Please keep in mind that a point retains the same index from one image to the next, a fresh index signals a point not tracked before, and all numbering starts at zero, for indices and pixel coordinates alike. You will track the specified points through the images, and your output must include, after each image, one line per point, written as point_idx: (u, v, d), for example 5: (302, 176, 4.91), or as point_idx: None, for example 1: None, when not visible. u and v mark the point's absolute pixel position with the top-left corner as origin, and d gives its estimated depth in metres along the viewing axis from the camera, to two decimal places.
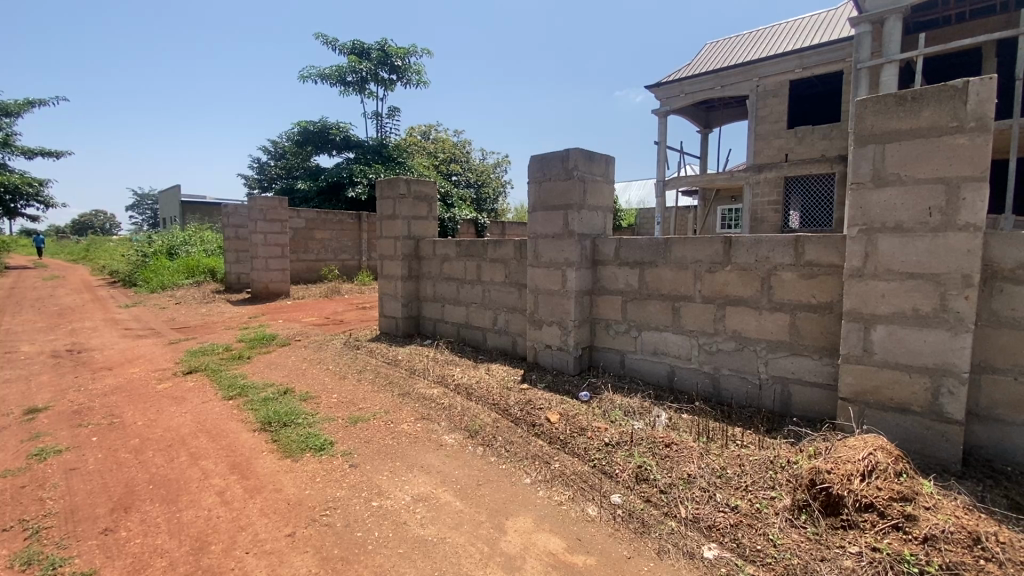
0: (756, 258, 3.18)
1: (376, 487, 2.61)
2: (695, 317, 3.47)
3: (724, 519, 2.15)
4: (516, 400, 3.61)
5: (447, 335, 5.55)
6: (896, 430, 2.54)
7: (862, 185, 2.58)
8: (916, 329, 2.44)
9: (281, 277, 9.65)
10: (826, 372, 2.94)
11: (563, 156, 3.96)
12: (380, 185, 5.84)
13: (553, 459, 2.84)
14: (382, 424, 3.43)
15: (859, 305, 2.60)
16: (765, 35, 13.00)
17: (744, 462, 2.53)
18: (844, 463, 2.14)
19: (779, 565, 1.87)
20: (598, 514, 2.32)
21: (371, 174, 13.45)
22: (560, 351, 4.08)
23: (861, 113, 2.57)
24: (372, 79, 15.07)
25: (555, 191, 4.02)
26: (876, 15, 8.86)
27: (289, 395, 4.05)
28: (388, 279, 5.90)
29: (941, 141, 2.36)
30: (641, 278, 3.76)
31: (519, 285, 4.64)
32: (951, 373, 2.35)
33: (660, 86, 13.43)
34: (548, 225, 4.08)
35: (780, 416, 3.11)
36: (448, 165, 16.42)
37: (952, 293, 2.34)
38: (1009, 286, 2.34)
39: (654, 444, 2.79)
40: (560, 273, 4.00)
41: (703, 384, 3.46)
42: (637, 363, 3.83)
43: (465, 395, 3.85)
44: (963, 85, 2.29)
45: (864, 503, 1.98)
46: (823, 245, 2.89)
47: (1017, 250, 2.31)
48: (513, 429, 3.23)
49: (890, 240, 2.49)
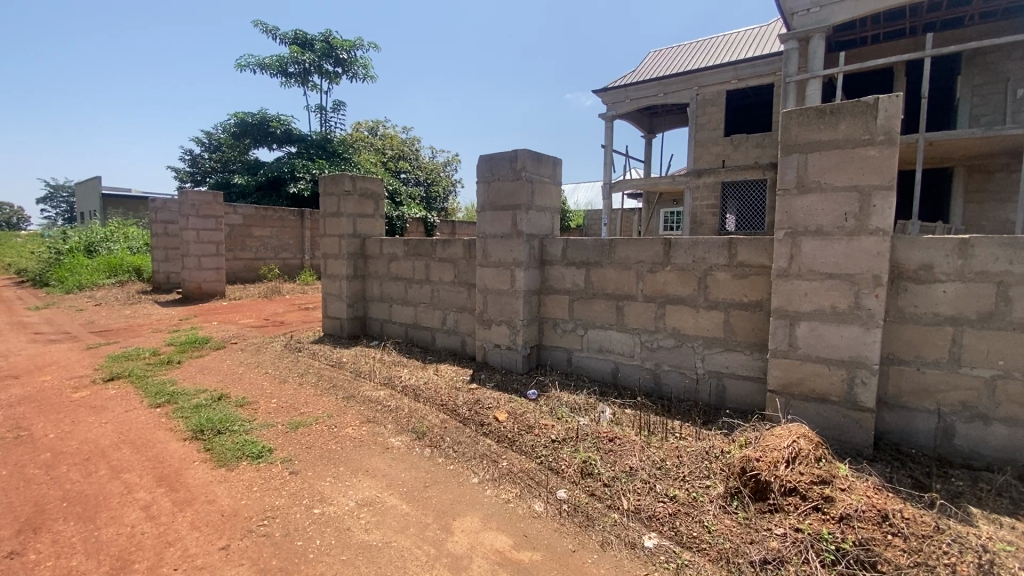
0: (693, 259, 3.33)
1: (318, 494, 2.52)
2: (638, 315, 3.60)
3: (663, 509, 2.24)
4: (464, 400, 3.60)
5: (394, 336, 5.45)
6: (817, 418, 2.74)
7: (787, 192, 2.76)
8: (834, 325, 2.64)
9: (215, 277, 9.11)
10: (756, 366, 3.12)
11: (511, 157, 3.98)
12: (324, 181, 5.65)
13: (501, 457, 2.85)
14: (325, 429, 3.32)
15: (785, 303, 2.79)
16: (705, 46, 13.64)
17: (682, 453, 2.65)
18: (771, 451, 2.28)
19: (712, 551, 1.98)
20: (544, 510, 2.36)
21: (314, 170, 12.94)
22: (509, 350, 4.10)
23: (787, 124, 2.75)
24: (316, 71, 14.51)
25: (503, 191, 4.04)
26: (802, 32, 9.50)
27: (224, 401, 3.83)
28: (332, 278, 5.71)
29: (856, 152, 2.56)
30: (587, 278, 3.85)
31: (468, 284, 4.62)
32: (864, 365, 2.57)
33: (607, 91, 13.77)
34: (496, 225, 4.10)
35: (715, 409, 3.28)
36: (396, 162, 16.05)
37: (865, 292, 2.55)
38: (913, 286, 2.58)
39: (598, 439, 2.87)
40: (509, 273, 4.02)
41: (645, 380, 3.59)
42: (583, 360, 3.93)
43: (412, 396, 3.79)
44: (874, 101, 2.50)
45: (789, 488, 2.13)
46: (754, 248, 3.07)
47: (919, 253, 2.55)
48: (461, 429, 3.22)
49: (811, 242, 2.69)
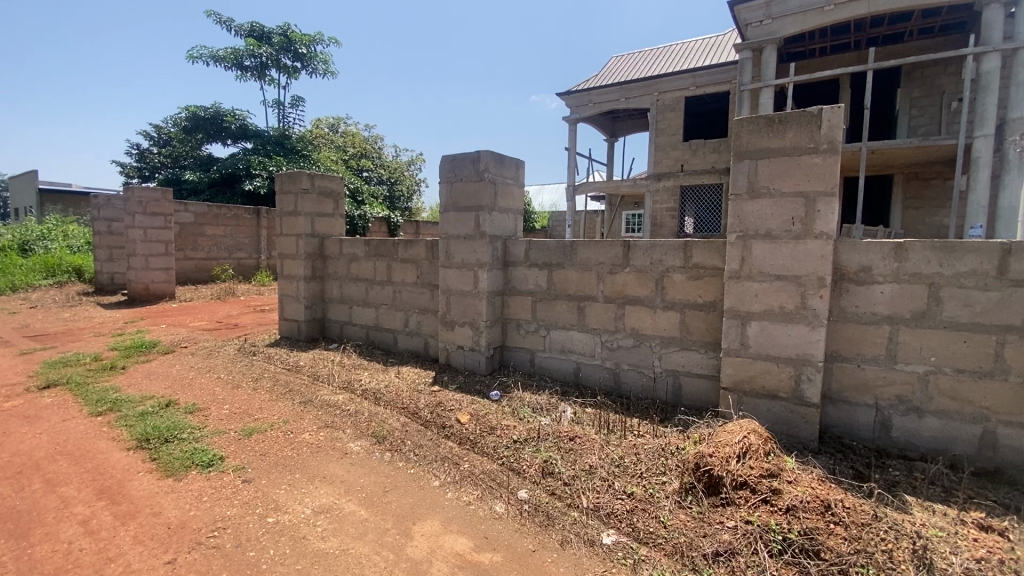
0: (651, 260, 3.41)
1: (272, 502, 2.44)
2: (599, 316, 3.65)
3: (621, 506, 2.29)
4: (426, 402, 3.56)
5: (354, 338, 5.34)
6: (767, 414, 2.86)
7: (739, 197, 2.87)
8: (782, 324, 2.77)
9: (165, 277, 8.68)
10: (711, 364, 3.23)
11: (474, 158, 3.97)
12: (281, 179, 5.47)
13: (463, 459, 2.84)
14: (280, 435, 3.22)
15: (737, 303, 2.90)
16: (664, 53, 14.01)
17: (640, 450, 2.71)
18: (723, 447, 2.37)
19: (667, 545, 2.03)
20: (505, 510, 2.36)
21: (271, 167, 12.53)
22: (472, 352, 4.09)
23: (738, 132, 2.86)
24: (273, 65, 14.05)
25: (466, 192, 4.02)
26: (756, 43, 9.89)
27: (172, 407, 3.65)
28: (289, 279, 5.54)
29: (802, 159, 2.68)
30: (550, 279, 3.88)
31: (430, 285, 4.58)
32: (809, 363, 2.70)
33: (570, 94, 13.94)
34: (459, 226, 4.08)
35: (672, 406, 3.37)
36: (358, 160, 15.62)
37: (811, 292, 2.67)
38: (853, 287, 2.73)
39: (560, 438, 2.90)
40: (472, 274, 4.01)
41: (605, 379, 3.66)
42: (546, 361, 3.96)
43: (373, 400, 3.73)
44: (818, 112, 2.62)
45: (739, 482, 2.21)
46: (708, 250, 3.18)
47: (859, 256, 2.70)
48: (423, 432, 3.18)
49: (761, 245, 2.80)
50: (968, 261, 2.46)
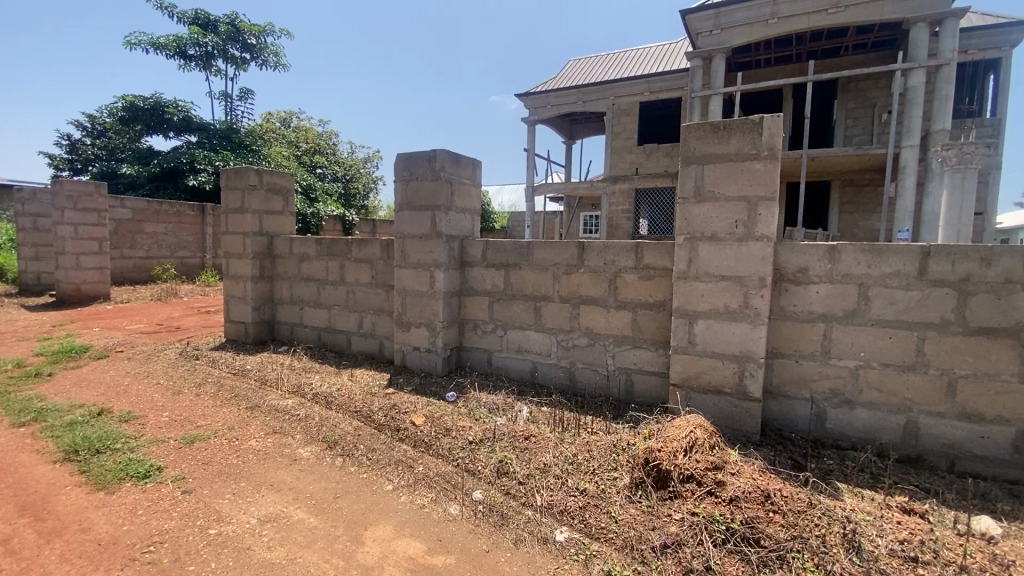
0: (605, 261, 3.48)
1: (215, 513, 2.33)
2: (555, 316, 3.70)
3: (574, 502, 2.32)
4: (380, 405, 3.50)
5: (306, 340, 5.18)
6: (713, 409, 2.97)
7: (687, 200, 2.97)
8: (727, 323, 2.89)
9: (98, 277, 8.13)
10: (661, 361, 3.33)
11: (429, 157, 3.92)
12: (226, 174, 5.24)
13: (417, 462, 2.80)
14: (224, 442, 3.08)
15: (685, 303, 3.00)
16: (620, 58, 14.34)
17: (592, 448, 2.76)
18: (671, 442, 2.45)
19: (618, 540, 2.08)
20: (460, 512, 2.35)
21: (217, 162, 11.96)
22: (428, 353, 4.05)
23: (686, 137, 2.95)
24: (220, 55, 13.41)
25: (421, 191, 3.98)
26: (706, 52, 10.27)
27: (105, 416, 3.42)
28: (235, 279, 5.30)
29: (744, 165, 2.81)
30: (506, 279, 3.89)
31: (385, 286, 4.50)
32: (751, 359, 2.83)
33: (529, 95, 14.03)
34: (415, 225, 4.03)
35: (624, 403, 3.45)
36: (311, 157, 15.04)
37: (753, 292, 2.81)
38: (791, 286, 2.88)
39: (515, 438, 2.91)
40: (428, 274, 3.96)
41: (560, 377, 3.71)
42: (502, 361, 3.97)
43: (324, 404, 3.62)
44: (759, 120, 2.75)
45: (686, 475, 2.29)
46: (658, 251, 3.27)
47: (797, 257, 2.85)
48: (376, 435, 3.12)
49: (707, 247, 2.92)
50: (893, 262, 2.64)
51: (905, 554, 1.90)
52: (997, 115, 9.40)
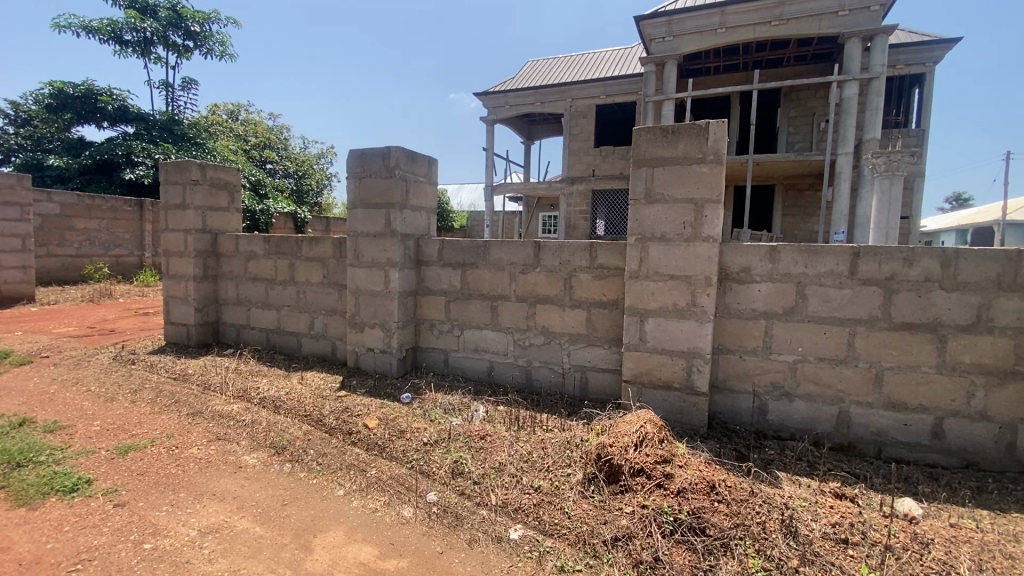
0: (560, 261, 3.52)
1: (150, 526, 2.20)
2: (511, 315, 3.71)
3: (528, 500, 2.34)
4: (331, 409, 3.40)
5: (253, 342, 4.97)
6: (663, 404, 3.07)
7: (637, 201, 3.05)
8: (675, 320, 2.99)
9: (21, 277, 7.50)
10: (614, 359, 3.40)
11: (383, 154, 3.84)
12: (165, 168, 4.96)
13: (370, 465, 2.74)
14: (162, 451, 2.91)
15: (637, 301, 3.08)
16: (577, 61, 14.55)
17: (547, 445, 2.79)
18: (622, 437, 2.51)
19: (571, 535, 2.11)
20: (413, 515, 2.31)
21: (157, 155, 11.30)
22: (383, 354, 3.97)
23: (637, 140, 3.03)
24: (160, 42, 12.65)
25: (375, 189, 3.90)
26: (659, 57, 10.56)
27: (27, 427, 3.17)
28: (176, 279, 5.03)
29: (692, 168, 2.91)
30: (463, 279, 3.87)
31: (338, 285, 4.38)
32: (698, 355, 2.94)
33: (487, 94, 14.01)
34: (369, 224, 3.94)
35: (579, 400, 3.51)
36: (261, 151, 14.38)
37: (699, 291, 2.91)
38: (735, 285, 3.01)
39: (470, 438, 2.90)
40: (382, 274, 3.88)
41: (517, 376, 3.73)
42: (459, 360, 3.95)
43: (272, 408, 3.49)
44: (706, 125, 2.85)
45: (636, 469, 2.35)
46: (611, 251, 3.34)
47: (740, 257, 2.98)
48: (327, 440, 3.03)
49: (657, 247, 3.00)
50: (827, 262, 2.80)
51: (836, 536, 2.02)
52: (921, 126, 10.16)
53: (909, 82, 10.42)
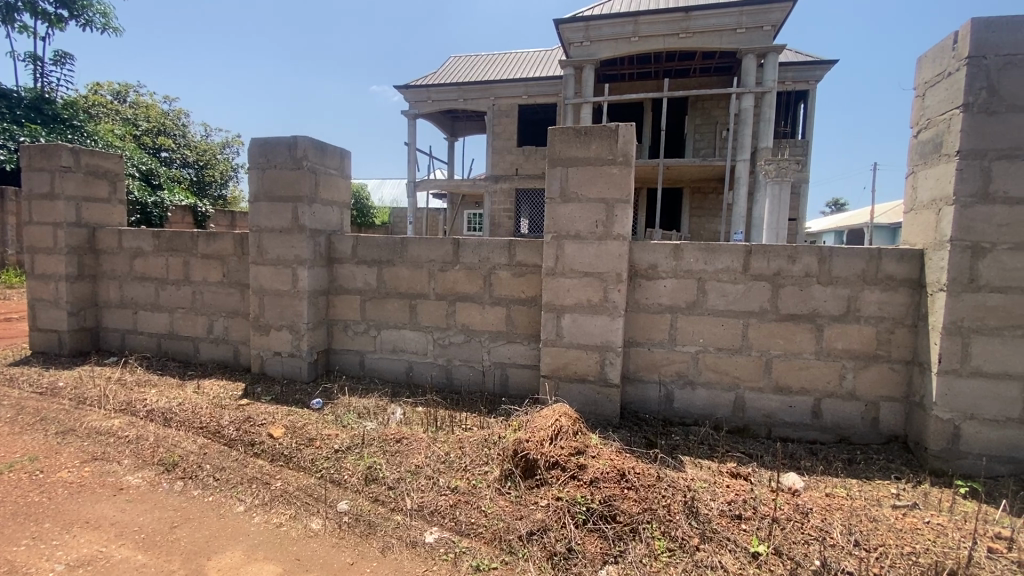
0: (479, 258, 3.50)
1: (4, 565, 1.90)
2: (430, 314, 3.64)
3: (444, 501, 2.30)
4: (232, 418, 3.14)
5: (141, 349, 4.48)
6: (579, 397, 3.15)
7: (553, 200, 3.10)
8: (589, 315, 3.08)
9: None
10: (533, 355, 3.45)
11: (289, 144, 3.61)
12: (28, 152, 4.32)
13: (274, 478, 2.56)
14: (22, 478, 2.53)
15: (553, 298, 3.14)
16: (500, 60, 14.63)
17: (465, 444, 2.77)
18: (538, 432, 2.55)
19: (488, 534, 2.10)
20: (322, 526, 2.19)
21: (21, 137, 9.56)
22: (292, 357, 3.74)
23: (552, 140, 3.07)
24: (25, 8, 10.99)
25: (280, 181, 3.65)
26: (577, 61, 10.86)
27: None
28: (43, 279, 4.40)
29: (604, 169, 3.01)
30: (379, 277, 3.73)
31: (240, 285, 4.06)
32: (610, 348, 3.06)
33: (408, 88, 13.68)
34: (274, 219, 3.69)
35: (498, 397, 3.52)
36: (154, 138, 12.85)
37: (611, 287, 3.03)
38: (644, 281, 3.16)
39: (385, 441, 2.81)
40: (290, 272, 3.65)
41: (437, 375, 3.67)
42: (375, 362, 3.82)
43: (162, 422, 3.16)
44: (616, 128, 2.96)
45: (551, 462, 2.39)
46: (530, 249, 3.38)
47: (648, 255, 3.14)
48: (226, 453, 2.80)
49: (571, 244, 3.08)
50: (724, 259, 3.02)
51: (732, 513, 2.18)
52: (805, 137, 11.31)
53: (795, 97, 11.55)
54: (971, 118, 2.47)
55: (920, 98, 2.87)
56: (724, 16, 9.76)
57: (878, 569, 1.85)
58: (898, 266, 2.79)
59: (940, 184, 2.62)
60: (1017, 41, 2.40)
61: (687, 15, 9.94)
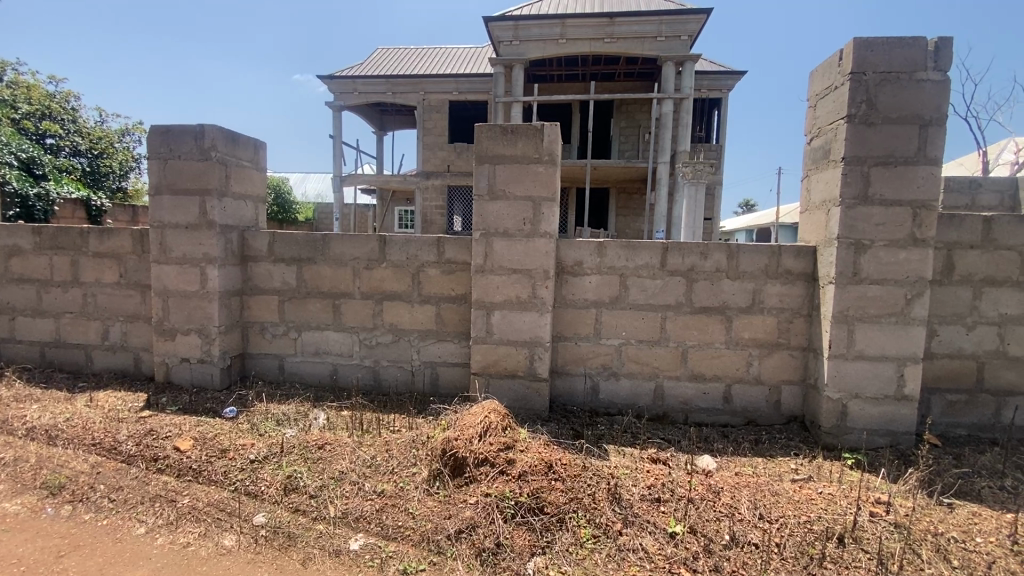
0: (407, 256, 3.43)
1: None
2: (356, 314, 3.52)
3: (370, 507, 2.24)
4: (132, 433, 2.86)
5: (20, 360, 3.95)
6: (509, 393, 3.18)
7: (480, 198, 3.10)
8: (518, 312, 3.11)
9: None
10: (463, 352, 3.43)
11: (196, 133, 3.34)
12: None
13: (181, 494, 2.36)
14: None
15: (482, 295, 3.14)
16: (429, 54, 14.40)
17: (392, 447, 2.71)
18: (467, 429, 2.54)
19: (415, 536, 2.07)
20: (236, 543, 2.05)
21: None
22: (202, 363, 3.47)
23: (479, 137, 3.06)
24: None
25: (186, 173, 3.36)
26: (507, 60, 10.90)
27: None
28: None
29: (530, 167, 3.04)
30: (299, 276, 3.55)
31: (141, 286, 3.71)
32: (539, 344, 3.11)
33: (333, 79, 13.11)
34: (179, 214, 3.40)
35: (428, 396, 3.47)
36: (34, 122, 10.41)
37: (539, 283, 3.08)
38: (571, 278, 3.25)
39: (306, 449, 2.68)
40: (198, 271, 3.38)
41: (363, 377, 3.55)
42: (296, 366, 3.63)
43: (45, 440, 2.81)
44: (541, 128, 3.01)
45: (480, 459, 2.39)
46: (458, 246, 3.35)
47: (573, 252, 3.22)
48: (124, 471, 2.54)
49: (499, 242, 3.09)
50: (643, 256, 3.17)
51: (652, 497, 2.30)
52: (719, 142, 12.12)
53: (710, 104, 12.38)
54: (854, 128, 2.75)
55: (813, 108, 3.15)
56: (646, 23, 10.22)
57: (779, 539, 2.03)
58: (795, 261, 3.05)
59: (829, 187, 2.90)
60: (891, 61, 2.70)
61: (611, 21, 10.30)
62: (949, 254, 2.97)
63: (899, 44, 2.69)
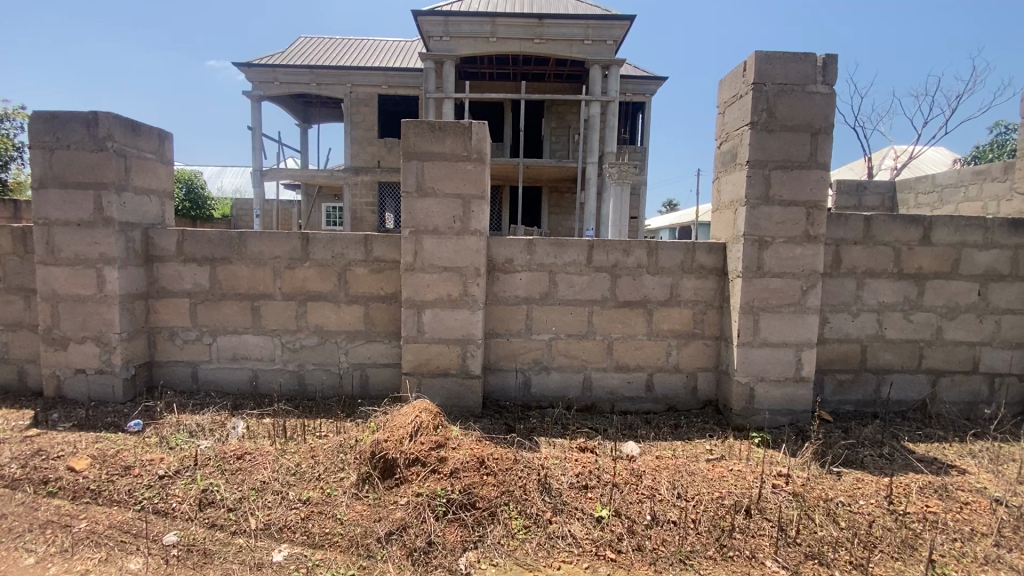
0: (332, 254, 3.31)
1: None
2: (277, 316, 3.35)
3: (295, 515, 2.16)
4: (16, 454, 2.56)
5: None
6: (441, 391, 3.17)
7: (409, 195, 3.05)
8: (449, 310, 3.11)
9: None
10: (394, 353, 3.38)
11: (89, 120, 3.03)
12: None
13: (78, 518, 2.15)
14: None
15: (412, 293, 3.10)
16: (356, 45, 13.94)
17: (317, 453, 2.62)
18: (397, 430, 2.51)
19: (343, 542, 2.02)
20: (144, 565, 1.90)
21: None
22: (101, 374, 3.16)
23: (407, 133, 3.01)
24: None
25: (77, 164, 3.05)
26: (437, 55, 10.77)
27: None
28: None
29: (459, 164, 3.04)
30: (212, 276, 3.33)
31: (25, 290, 3.31)
32: (471, 341, 3.12)
33: (251, 67, 12.32)
34: (69, 209, 3.07)
35: (358, 399, 3.38)
36: None
37: (470, 281, 3.09)
38: (501, 275, 3.29)
39: (223, 460, 2.53)
40: (95, 273, 3.08)
41: (287, 382, 3.40)
42: (212, 373, 3.40)
43: None
44: (469, 126, 3.02)
45: (411, 459, 2.37)
46: (387, 244, 3.29)
47: (503, 250, 3.26)
48: (7, 497, 2.27)
49: (429, 239, 3.07)
50: (571, 253, 3.27)
51: (579, 484, 2.39)
52: (643, 144, 12.72)
53: (634, 108, 12.93)
54: (757, 134, 2.99)
55: (722, 114, 3.39)
56: (573, 27, 10.51)
57: (694, 515, 2.19)
58: (708, 257, 3.29)
59: (736, 188, 3.15)
60: (787, 73, 2.97)
61: (540, 23, 10.49)
62: (837, 250, 3.31)
63: (794, 59, 2.96)
